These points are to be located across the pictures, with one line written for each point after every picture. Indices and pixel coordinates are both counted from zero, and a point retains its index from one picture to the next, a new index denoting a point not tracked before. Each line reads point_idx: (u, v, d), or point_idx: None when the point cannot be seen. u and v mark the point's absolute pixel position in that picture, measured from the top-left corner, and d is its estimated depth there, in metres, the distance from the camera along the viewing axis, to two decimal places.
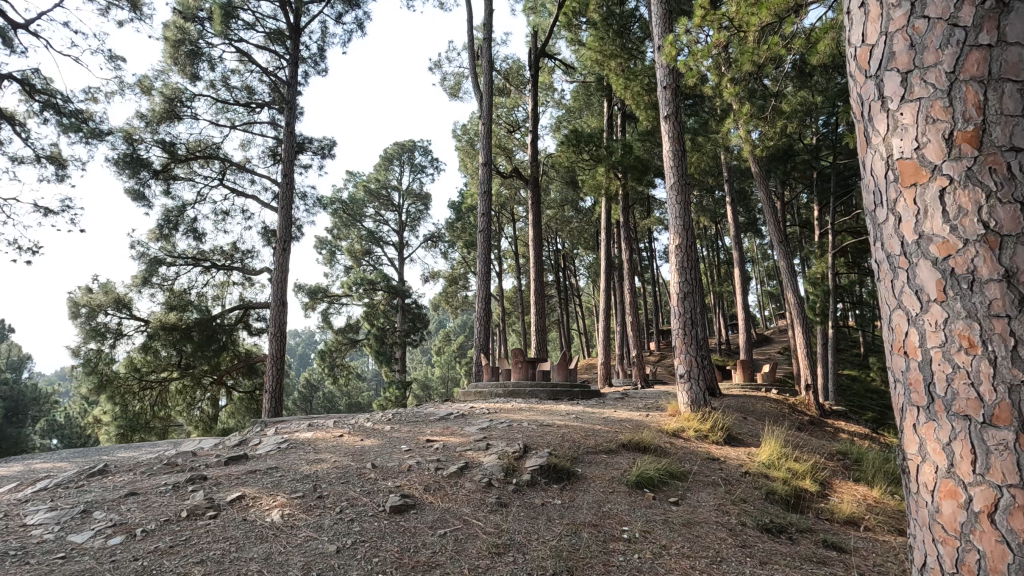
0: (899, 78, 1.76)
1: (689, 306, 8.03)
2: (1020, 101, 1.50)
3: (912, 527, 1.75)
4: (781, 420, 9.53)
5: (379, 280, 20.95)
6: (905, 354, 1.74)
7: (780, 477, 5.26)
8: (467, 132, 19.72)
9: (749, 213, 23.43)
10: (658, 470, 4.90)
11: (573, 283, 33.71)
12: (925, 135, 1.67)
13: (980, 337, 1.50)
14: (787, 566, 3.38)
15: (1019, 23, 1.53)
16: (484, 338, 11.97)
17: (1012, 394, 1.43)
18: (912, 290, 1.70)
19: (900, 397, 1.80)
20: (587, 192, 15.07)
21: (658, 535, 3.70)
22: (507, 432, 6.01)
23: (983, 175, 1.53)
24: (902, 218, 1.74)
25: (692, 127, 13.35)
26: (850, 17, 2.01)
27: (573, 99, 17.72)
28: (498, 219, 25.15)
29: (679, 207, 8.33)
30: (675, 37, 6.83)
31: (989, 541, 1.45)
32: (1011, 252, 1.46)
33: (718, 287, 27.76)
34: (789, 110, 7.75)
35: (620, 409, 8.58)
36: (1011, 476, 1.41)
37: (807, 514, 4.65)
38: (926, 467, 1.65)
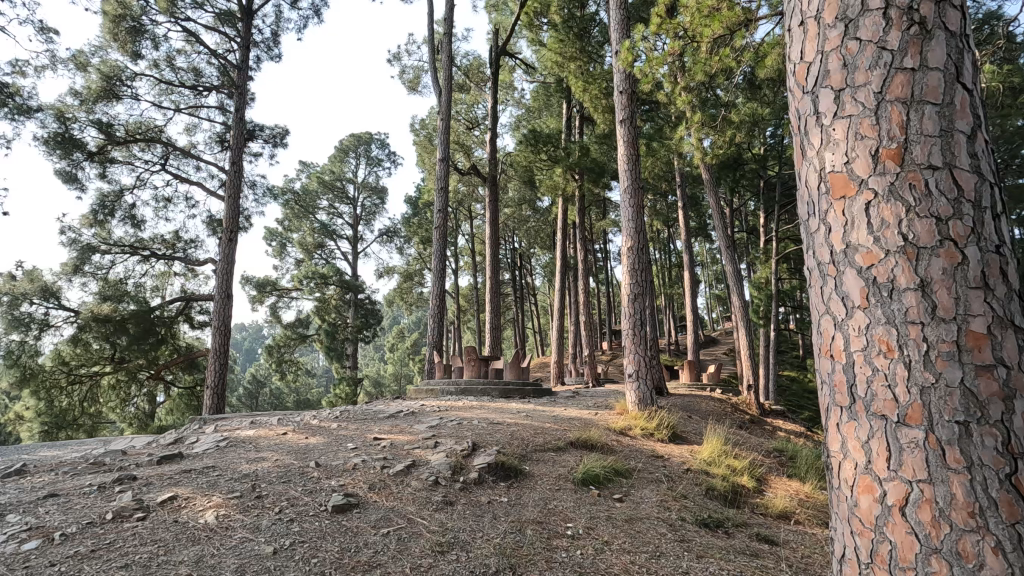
0: (832, 95, 1.85)
1: (639, 307, 8.22)
2: (937, 123, 1.63)
3: (833, 521, 1.84)
4: (723, 418, 9.91)
5: (332, 274, 20.35)
6: (831, 357, 1.83)
7: (720, 473, 5.47)
8: (426, 127, 19.54)
9: (700, 218, 24.25)
10: (604, 467, 4.99)
11: (529, 281, 33.91)
12: (854, 151, 1.77)
13: (897, 342, 1.61)
14: (722, 560, 3.51)
15: (939, 50, 1.66)
16: (438, 336, 11.91)
17: (924, 395, 1.54)
18: (839, 297, 1.79)
19: (826, 398, 1.89)
20: (545, 192, 15.17)
21: (600, 531, 3.78)
22: (456, 430, 5.97)
23: (904, 190, 1.64)
24: (832, 228, 1.83)
25: (648, 133, 13.65)
26: (790, 33, 2.09)
27: (533, 99, 17.79)
28: (456, 216, 25.04)
29: (631, 211, 8.49)
30: (632, 43, 6.98)
31: (900, 532, 1.55)
32: (926, 262, 1.58)
33: (669, 289, 28.59)
34: (738, 121, 8.03)
35: (571, 407, 8.70)
36: (920, 472, 1.53)
37: (743, 509, 4.85)
38: (847, 464, 1.74)
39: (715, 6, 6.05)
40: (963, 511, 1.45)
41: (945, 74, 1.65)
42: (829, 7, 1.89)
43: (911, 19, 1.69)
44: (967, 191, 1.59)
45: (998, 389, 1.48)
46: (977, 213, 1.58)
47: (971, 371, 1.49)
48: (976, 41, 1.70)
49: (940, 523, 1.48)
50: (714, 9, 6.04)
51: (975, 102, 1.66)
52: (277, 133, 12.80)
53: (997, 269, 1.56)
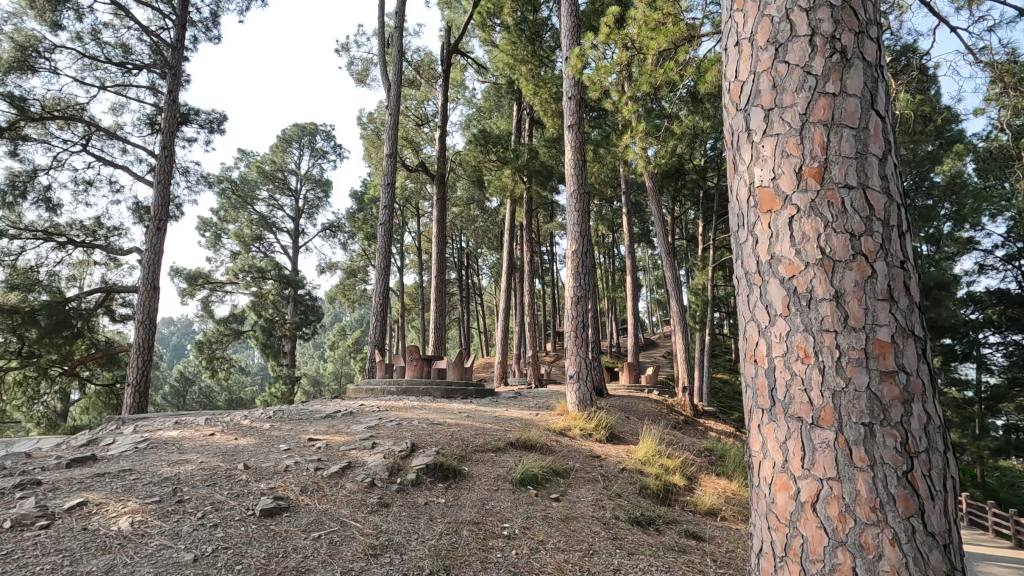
0: (762, 114, 1.95)
1: (582, 310, 8.37)
2: (853, 145, 1.76)
3: (752, 517, 1.93)
4: (658, 419, 10.27)
5: (270, 268, 19.54)
6: (754, 362, 1.93)
7: (654, 472, 5.65)
8: (373, 121, 19.14)
9: (643, 225, 25.00)
10: (542, 468, 5.05)
11: (476, 281, 33.88)
12: (780, 167, 1.87)
13: (813, 348, 1.71)
14: (651, 556, 3.63)
15: (856, 78, 1.80)
16: (380, 335, 11.68)
17: (836, 399, 1.66)
18: (763, 304, 1.88)
19: (749, 400, 1.98)
20: (493, 193, 15.15)
21: (536, 530, 3.83)
22: (395, 430, 5.88)
23: (822, 207, 1.75)
24: (758, 239, 1.93)
25: (596, 139, 13.96)
26: (725, 52, 2.19)
27: (484, 99, 17.79)
28: (403, 213, 24.67)
29: (577, 215, 8.63)
30: (581, 51, 7.15)
31: (811, 527, 1.66)
32: (841, 275, 1.70)
33: (611, 292, 29.31)
34: (680, 133, 8.34)
35: (513, 408, 8.75)
36: (829, 470, 1.64)
37: (674, 507, 5.04)
38: (766, 463, 1.84)
39: (661, 20, 6.27)
40: (866, 506, 1.57)
41: (861, 101, 1.79)
42: (762, 29, 1.99)
43: (833, 48, 1.82)
44: (877, 210, 1.73)
45: (898, 392, 1.62)
46: (885, 231, 1.72)
47: (876, 376, 1.63)
48: (888, 73, 1.85)
49: (845, 517, 1.59)
50: (660, 23, 6.27)
51: (887, 128, 1.81)
52: (214, 118, 12.17)
53: (901, 283, 1.70)
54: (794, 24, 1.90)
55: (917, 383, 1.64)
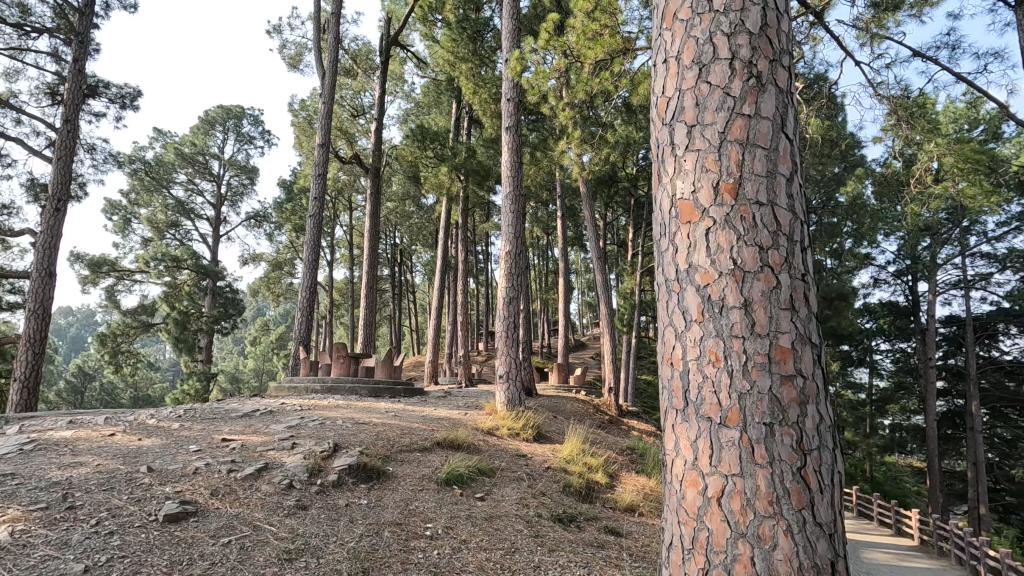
0: (684, 129, 2.06)
1: (513, 311, 8.44)
2: (764, 165, 1.90)
3: (664, 513, 2.02)
4: (584, 418, 10.55)
5: (186, 257, 18.34)
6: (670, 365, 2.02)
7: (578, 471, 5.80)
8: (306, 108, 18.40)
9: (577, 229, 25.58)
10: (468, 467, 5.05)
11: (409, 278, 33.38)
12: (700, 181, 1.97)
13: (723, 352, 1.83)
14: (571, 552, 3.74)
15: (768, 103, 1.94)
16: (305, 331, 11.25)
17: (741, 400, 1.78)
18: (680, 310, 1.98)
19: (665, 401, 2.08)
20: (428, 190, 14.93)
21: (459, 530, 3.82)
22: (317, 430, 5.69)
23: (736, 221, 1.87)
24: (678, 248, 2.02)
25: (533, 142, 14.14)
26: (654, 67, 2.28)
27: (423, 94, 17.55)
28: (334, 205, 23.88)
29: (511, 216, 8.69)
30: (521, 54, 7.22)
31: (716, 521, 1.76)
32: (750, 285, 1.82)
33: (544, 294, 29.78)
34: (613, 142, 8.61)
35: (441, 407, 8.70)
36: (734, 467, 1.75)
37: (595, 504, 5.20)
38: (678, 461, 1.93)
39: (598, 31, 6.44)
40: (764, 500, 1.70)
41: (772, 124, 1.94)
42: (688, 49, 2.09)
43: (750, 73, 1.96)
44: (783, 226, 1.88)
45: (795, 394, 1.76)
46: (789, 246, 1.87)
47: (777, 380, 1.76)
48: (797, 100, 2.01)
49: (746, 510, 1.71)
50: (597, 34, 6.44)
51: (793, 150, 1.97)
52: (126, 93, 11.25)
53: (801, 294, 1.85)
54: (717, 47, 2.02)
55: (812, 386, 1.79)
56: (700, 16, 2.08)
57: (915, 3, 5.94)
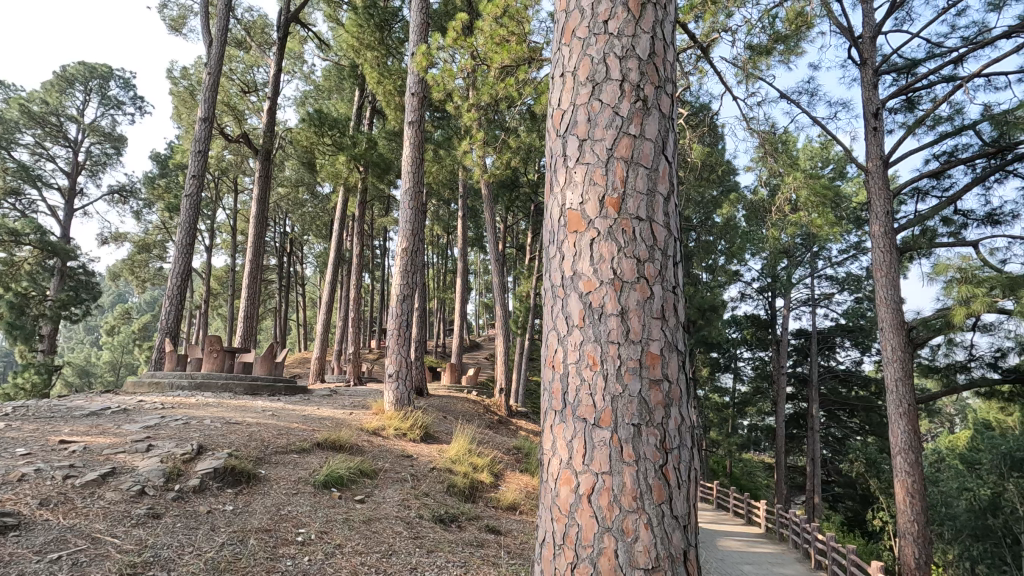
0: (576, 143, 2.15)
1: (407, 309, 8.28)
2: (646, 183, 2.03)
3: (540, 511, 2.08)
4: (473, 418, 10.64)
5: (28, 231, 15.92)
6: (552, 367, 2.10)
7: (462, 471, 5.83)
8: (188, 77, 16.76)
9: (477, 230, 25.75)
10: (349, 469, 4.88)
11: (298, 270, 31.57)
12: (587, 194, 2.07)
13: (599, 357, 1.93)
14: (449, 553, 3.75)
15: (652, 126, 2.09)
16: (174, 321, 10.22)
17: (614, 402, 1.89)
18: (562, 315, 2.07)
19: (544, 403, 2.15)
20: (324, 178, 14.21)
21: (334, 534, 3.68)
22: (180, 430, 5.19)
23: (617, 232, 1.99)
24: (564, 255, 2.10)
25: (436, 140, 13.99)
26: (553, 80, 2.35)
27: (323, 77, 16.70)
28: (216, 186, 21.96)
29: (410, 213, 8.52)
30: (428, 49, 7.16)
31: (586, 517, 1.86)
32: (625, 294, 1.94)
33: (441, 293, 29.58)
34: (515, 147, 8.76)
35: (324, 407, 8.31)
36: (603, 466, 1.86)
37: (477, 504, 5.27)
38: (554, 460, 2.01)
39: (505, 36, 6.52)
40: (629, 496, 1.82)
41: (654, 145, 2.08)
42: (583, 67, 2.19)
43: (638, 96, 2.10)
44: (659, 241, 2.02)
45: (661, 398, 1.90)
46: (663, 260, 2.02)
47: (645, 384, 1.90)
48: (677, 125, 2.18)
49: (613, 506, 1.82)
50: (504, 39, 6.52)
51: (671, 171, 2.13)
52: None
53: (671, 306, 2.01)
54: (609, 67, 2.13)
55: (675, 391, 1.95)
56: (595, 37, 2.19)
57: (784, 50, 6.70)
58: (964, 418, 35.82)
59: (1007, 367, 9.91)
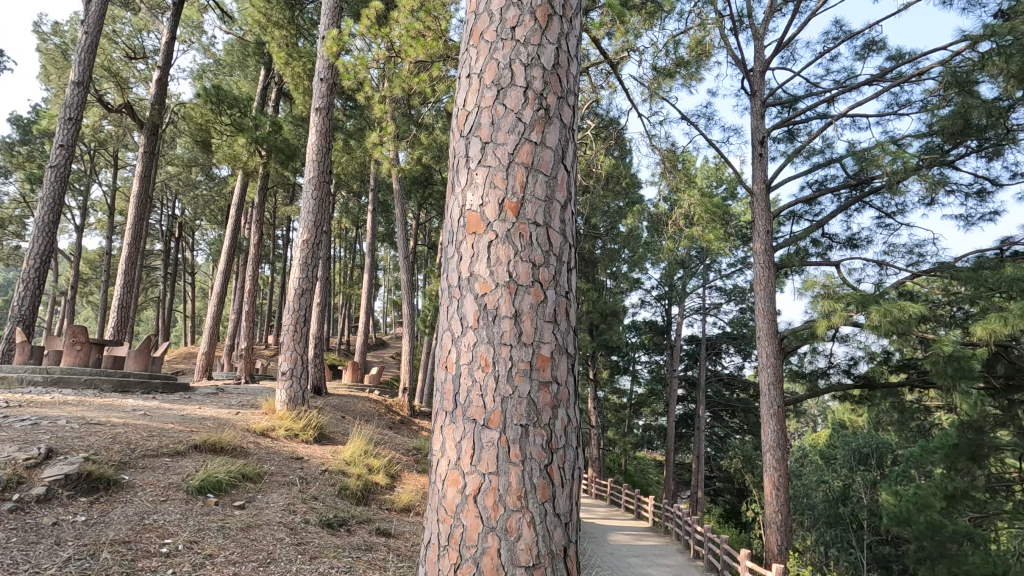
0: (479, 144, 2.16)
1: (304, 304, 7.88)
2: (543, 190, 2.09)
3: (427, 513, 2.05)
4: (374, 418, 10.42)
5: None
6: (445, 368, 2.09)
7: (356, 472, 5.68)
8: (60, 33, 14.90)
9: (388, 225, 25.22)
10: (229, 473, 4.57)
11: (188, 257, 29.13)
12: (486, 197, 2.09)
13: (491, 359, 1.95)
14: (334, 558, 3.63)
15: (553, 135, 2.15)
16: (29, 308, 9.01)
17: (503, 403, 1.92)
18: (457, 317, 2.07)
19: (435, 404, 2.14)
20: (220, 160, 13.21)
21: (206, 544, 3.42)
22: (27, 433, 4.57)
23: (514, 237, 2.02)
24: (462, 256, 2.10)
25: (348, 130, 13.53)
26: (459, 80, 2.34)
27: (224, 51, 15.51)
28: (93, 158, 19.69)
29: (313, 203, 8.11)
30: (339, 34, 6.88)
31: (470, 517, 1.87)
32: (520, 297, 1.98)
33: (347, 289, 28.63)
34: (428, 143, 8.65)
35: (208, 406, 7.71)
36: (490, 466, 1.88)
37: (370, 506, 5.17)
38: (442, 460, 2.00)
39: (421, 31, 6.42)
40: (514, 495, 1.85)
41: (554, 154, 2.14)
42: (490, 70, 2.20)
43: (540, 104, 2.15)
44: (554, 247, 2.08)
45: (550, 398, 1.96)
46: (557, 265, 2.08)
47: (535, 386, 1.94)
48: (577, 136, 2.26)
49: (498, 506, 1.85)
50: (420, 34, 6.42)
51: (569, 180, 2.20)
52: None
53: (563, 310, 2.07)
54: (514, 73, 2.17)
55: (563, 392, 2.01)
56: (502, 42, 2.21)
57: (685, 75, 7.16)
58: (825, 418, 40.29)
59: (859, 373, 11.26)
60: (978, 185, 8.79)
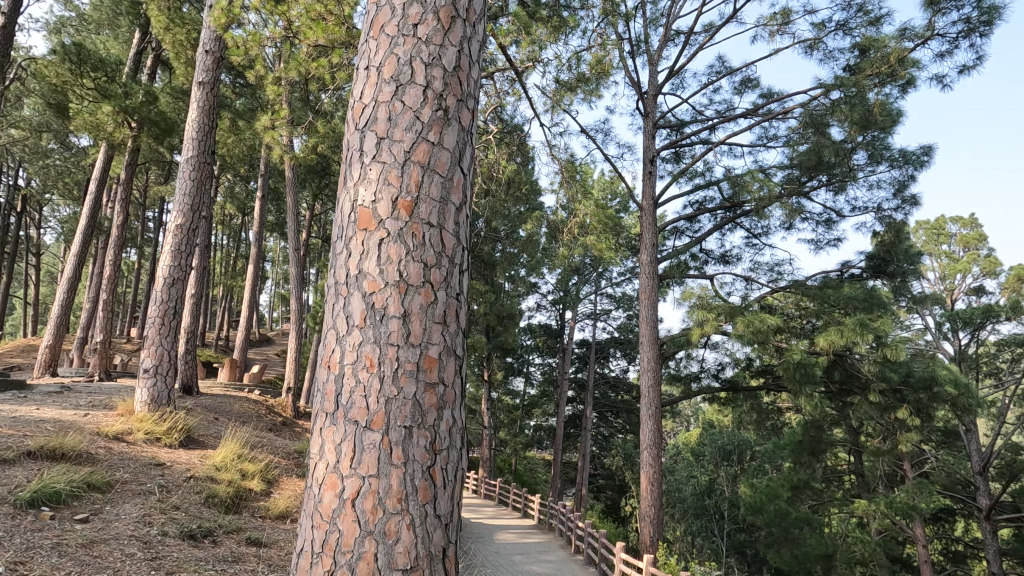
0: (374, 139, 2.11)
1: (175, 295, 7.18)
2: (439, 191, 2.08)
3: (301, 519, 1.96)
4: (252, 420, 9.76)
5: None
6: (328, 368, 2.02)
7: (227, 478, 5.29)
8: None
9: (278, 214, 23.73)
10: (70, 483, 4.03)
11: (31, 235, 25.29)
12: (379, 194, 2.04)
13: (377, 358, 1.91)
14: (194, 573, 3.35)
15: (450, 137, 2.15)
16: None
17: (387, 404, 1.88)
18: (343, 315, 2.01)
19: (315, 406, 2.05)
20: (79, 128, 11.64)
21: (36, 564, 3.00)
22: None
23: (406, 236, 2.00)
24: (351, 252, 2.05)
25: (237, 109, 12.55)
26: (357, 71, 2.28)
27: (89, 5, 13.69)
28: None
29: (190, 186, 7.40)
30: (230, 5, 6.36)
31: (347, 522, 1.81)
32: (410, 297, 1.95)
33: (229, 280, 26.46)
34: (325, 133, 8.27)
35: (47, 407, 6.76)
36: (371, 469, 1.83)
37: (241, 515, 4.84)
38: (321, 464, 1.93)
39: (322, 13, 6.07)
40: (394, 497, 1.82)
41: (451, 155, 2.14)
42: (389, 65, 2.16)
43: (439, 105, 2.14)
44: (447, 248, 2.07)
45: (435, 400, 1.95)
46: (449, 268, 2.07)
47: (421, 387, 1.92)
48: (475, 139, 2.27)
49: (378, 509, 1.80)
50: (321, 16, 6.07)
51: (465, 183, 2.20)
52: None
53: (453, 312, 2.06)
54: (414, 70, 2.14)
55: (449, 393, 2.01)
56: (403, 38, 2.18)
57: (586, 91, 7.47)
58: (696, 417, 43.97)
59: (725, 377, 12.53)
60: (827, 216, 10.09)
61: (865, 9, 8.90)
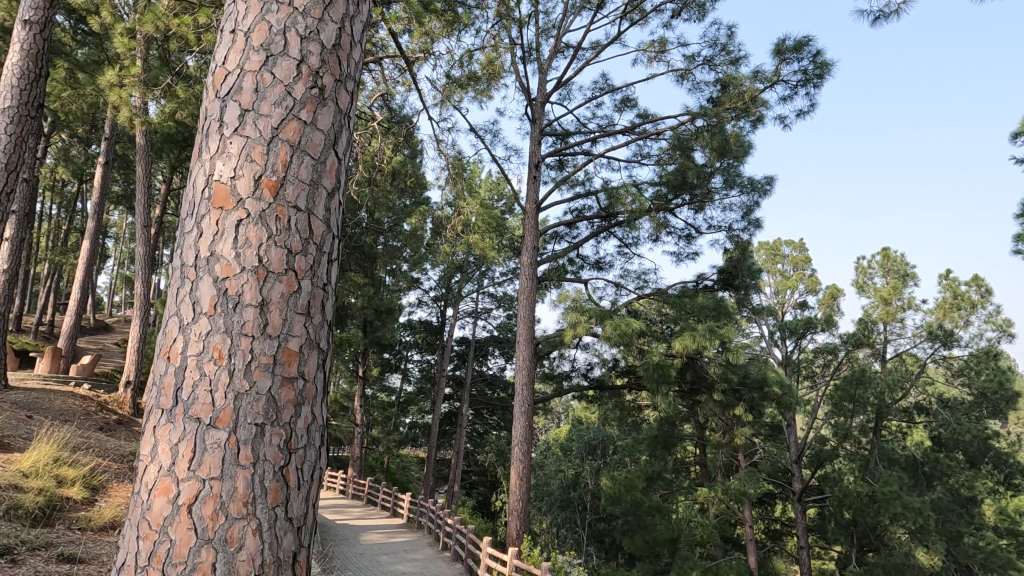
0: (237, 111, 1.93)
1: None
2: (309, 173, 1.94)
3: (125, 528, 1.74)
4: (76, 419, 8.50)
5: None
6: (166, 359, 1.81)
7: (37, 486, 4.56)
8: None
9: (126, 185, 20.91)
10: None
11: None
12: (240, 169, 1.87)
13: (227, 350, 1.74)
14: None
15: (326, 117, 2.02)
16: None
17: (236, 400, 1.72)
18: (190, 301, 1.81)
19: (150, 401, 1.83)
20: None
21: None
22: None
23: (269, 219, 1.85)
24: (202, 232, 1.85)
25: (77, 59, 10.86)
26: (221, 34, 2.08)
27: None
28: None
29: (6, 141, 6.23)
30: None
31: (181, 530, 1.63)
32: (270, 285, 1.81)
33: (56, 256, 22.74)
34: (188, 99, 7.44)
35: None
36: (213, 470, 1.67)
37: (54, 528, 4.20)
38: (151, 467, 1.72)
39: None
40: (239, 502, 1.67)
41: (325, 137, 2.01)
42: (260, 31, 1.99)
43: (314, 82, 2.00)
44: (315, 235, 1.94)
45: (293, 396, 1.82)
46: (316, 255, 1.94)
47: (277, 381, 1.78)
48: (353, 123, 2.16)
49: (218, 515, 1.64)
50: None
51: (340, 168, 2.08)
52: None
53: (318, 303, 1.94)
54: (288, 42, 1.99)
55: (310, 389, 1.88)
56: (278, 5, 2.02)
57: (476, 89, 7.51)
58: (567, 414, 46.09)
59: (593, 376, 13.28)
60: (688, 231, 11.12)
61: (727, 49, 9.96)
